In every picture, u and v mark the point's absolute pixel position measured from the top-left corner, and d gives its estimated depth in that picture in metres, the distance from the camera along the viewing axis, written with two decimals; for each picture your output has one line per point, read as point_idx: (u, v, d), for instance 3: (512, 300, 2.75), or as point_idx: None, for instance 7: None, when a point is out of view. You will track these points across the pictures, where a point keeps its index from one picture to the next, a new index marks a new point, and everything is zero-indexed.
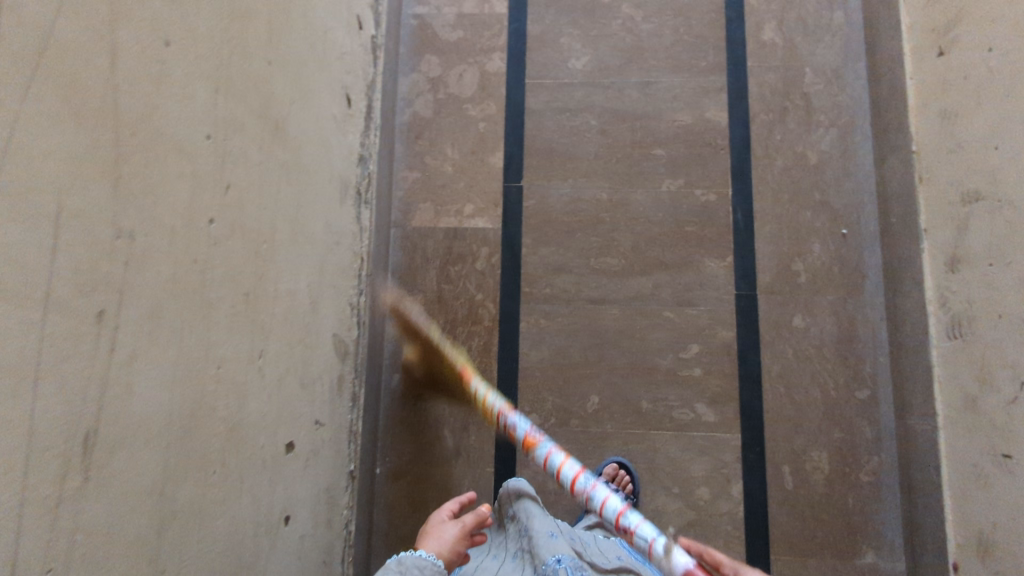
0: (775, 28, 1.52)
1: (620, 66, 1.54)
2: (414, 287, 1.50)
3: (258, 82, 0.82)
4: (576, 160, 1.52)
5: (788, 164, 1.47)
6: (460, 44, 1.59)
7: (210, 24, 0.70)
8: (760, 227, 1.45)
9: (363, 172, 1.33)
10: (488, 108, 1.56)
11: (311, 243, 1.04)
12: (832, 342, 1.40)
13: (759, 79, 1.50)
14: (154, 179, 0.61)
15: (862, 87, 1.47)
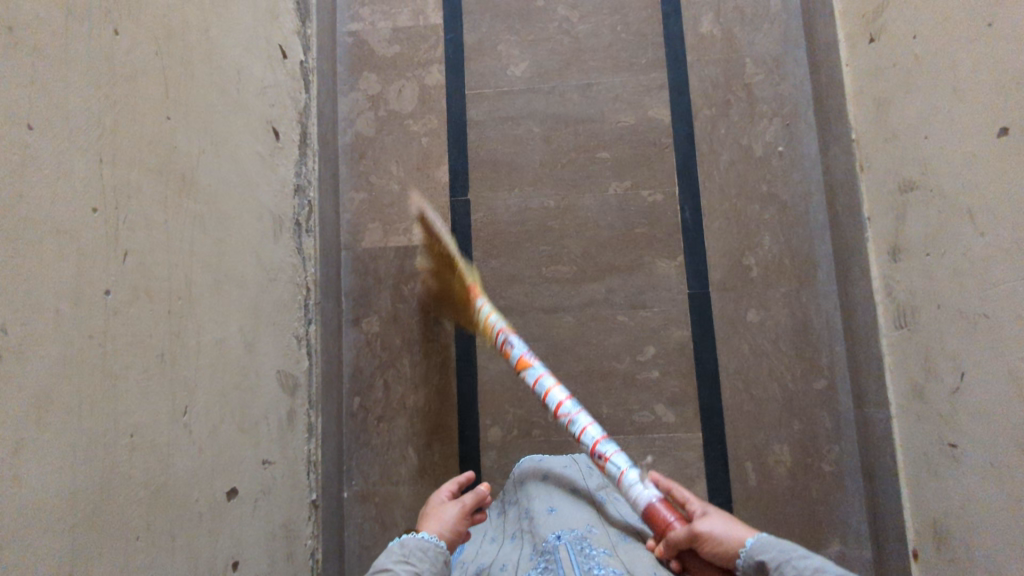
0: (712, 21, 1.50)
1: (560, 70, 1.53)
2: (368, 308, 1.50)
3: (154, 139, 0.82)
4: (521, 169, 1.51)
5: (733, 158, 1.45)
6: (398, 59, 1.57)
7: (85, 96, 0.69)
8: (709, 223, 1.44)
9: (302, 202, 1.32)
10: (430, 122, 1.54)
11: (240, 286, 1.03)
12: (788, 334, 1.39)
13: (699, 73, 1.49)
14: (26, 265, 0.60)
15: (803, 74, 1.45)
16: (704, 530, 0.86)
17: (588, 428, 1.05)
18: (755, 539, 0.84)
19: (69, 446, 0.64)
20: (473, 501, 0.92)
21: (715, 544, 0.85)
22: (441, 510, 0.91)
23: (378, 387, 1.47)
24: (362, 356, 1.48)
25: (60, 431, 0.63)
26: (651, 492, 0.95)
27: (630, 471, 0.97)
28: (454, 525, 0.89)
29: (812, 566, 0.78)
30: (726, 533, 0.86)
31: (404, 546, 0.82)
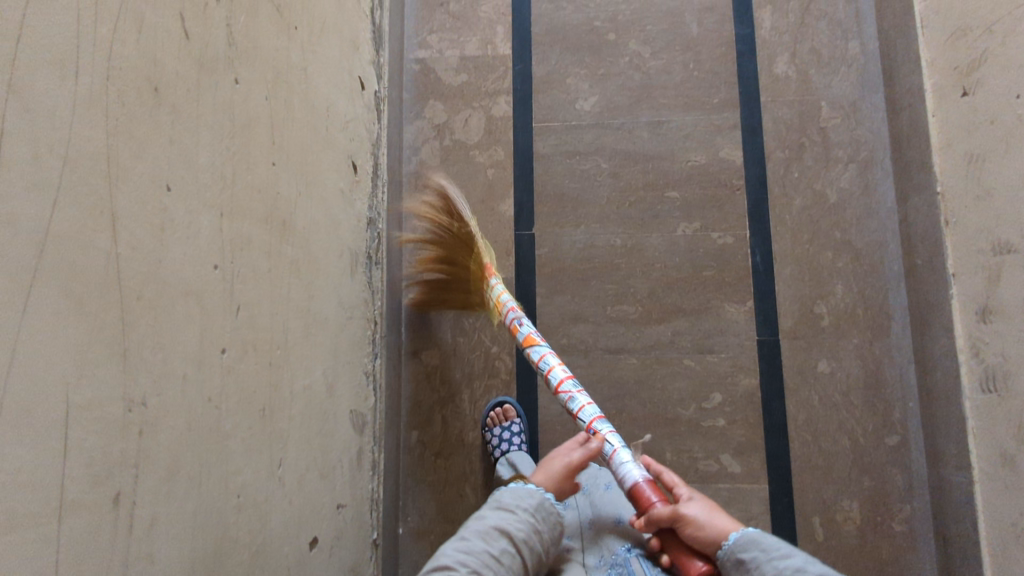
0: (788, 62, 1.48)
1: (630, 106, 1.50)
2: (429, 341, 1.48)
3: (262, 185, 0.80)
4: (588, 206, 1.49)
5: (806, 203, 1.43)
6: (465, 88, 1.55)
7: (210, 151, 0.67)
8: (780, 269, 1.42)
9: (372, 235, 1.30)
10: (496, 154, 1.52)
11: (325, 328, 1.01)
12: (860, 387, 1.36)
13: (773, 115, 1.46)
14: (162, 331, 0.58)
15: (880, 120, 1.43)
16: (687, 513, 0.84)
17: (585, 406, 1.08)
18: (741, 534, 0.80)
19: (191, 517, 0.62)
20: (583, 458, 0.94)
21: (694, 528, 0.83)
22: (552, 460, 0.92)
23: (437, 422, 1.45)
24: (421, 390, 1.46)
25: (184, 502, 0.61)
26: (644, 473, 0.93)
27: (622, 451, 0.97)
28: (563, 477, 0.91)
29: (793, 564, 0.75)
30: (709, 523, 0.83)
31: (531, 499, 0.83)
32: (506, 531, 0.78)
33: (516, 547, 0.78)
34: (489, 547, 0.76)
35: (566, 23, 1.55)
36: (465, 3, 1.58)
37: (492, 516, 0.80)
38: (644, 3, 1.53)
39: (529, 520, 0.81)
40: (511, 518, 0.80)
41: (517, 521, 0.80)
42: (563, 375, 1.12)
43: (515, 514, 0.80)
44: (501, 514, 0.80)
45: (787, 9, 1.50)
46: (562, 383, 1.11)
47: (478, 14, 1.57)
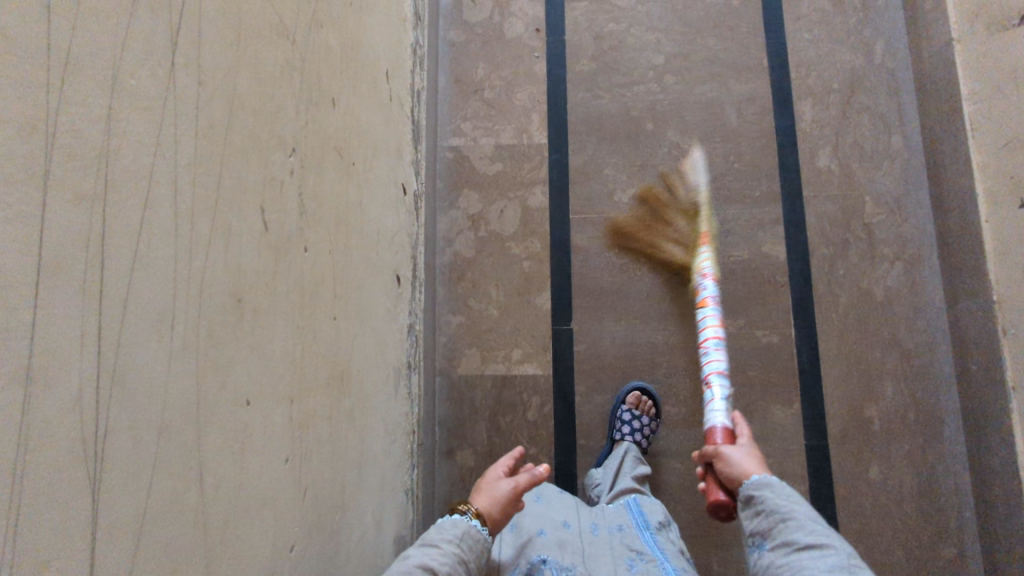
0: (830, 155, 1.46)
1: (669, 198, 1.48)
2: (463, 441, 1.42)
3: (326, 344, 0.76)
4: (628, 301, 1.45)
5: (853, 301, 1.40)
6: (500, 177, 1.53)
7: (284, 335, 0.63)
8: (827, 369, 1.38)
9: (412, 341, 1.26)
10: (532, 246, 1.49)
11: (375, 463, 0.96)
12: (913, 495, 1.31)
13: (816, 210, 1.44)
14: (242, 560, 0.53)
15: (927, 216, 1.41)
16: (723, 451, 0.91)
17: (714, 361, 1.13)
18: (758, 476, 0.86)
19: None
20: (525, 483, 0.98)
21: (725, 465, 0.90)
22: (493, 486, 0.97)
23: None
24: (456, 492, 1.41)
25: None
26: (724, 419, 1.02)
27: (719, 400, 1.07)
28: (504, 503, 0.96)
29: (791, 506, 0.83)
30: (741, 464, 0.89)
31: (455, 528, 0.89)
32: (429, 567, 0.82)
33: None
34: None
35: (603, 112, 1.53)
36: (500, 91, 1.56)
37: (415, 555, 0.84)
38: (682, 93, 1.52)
39: (454, 551, 0.86)
40: (434, 553, 0.85)
41: (440, 556, 0.84)
42: (711, 333, 1.16)
43: (439, 548, 0.85)
44: (423, 551, 0.85)
45: (828, 102, 1.48)
46: (705, 337, 1.16)
47: (512, 102, 1.56)
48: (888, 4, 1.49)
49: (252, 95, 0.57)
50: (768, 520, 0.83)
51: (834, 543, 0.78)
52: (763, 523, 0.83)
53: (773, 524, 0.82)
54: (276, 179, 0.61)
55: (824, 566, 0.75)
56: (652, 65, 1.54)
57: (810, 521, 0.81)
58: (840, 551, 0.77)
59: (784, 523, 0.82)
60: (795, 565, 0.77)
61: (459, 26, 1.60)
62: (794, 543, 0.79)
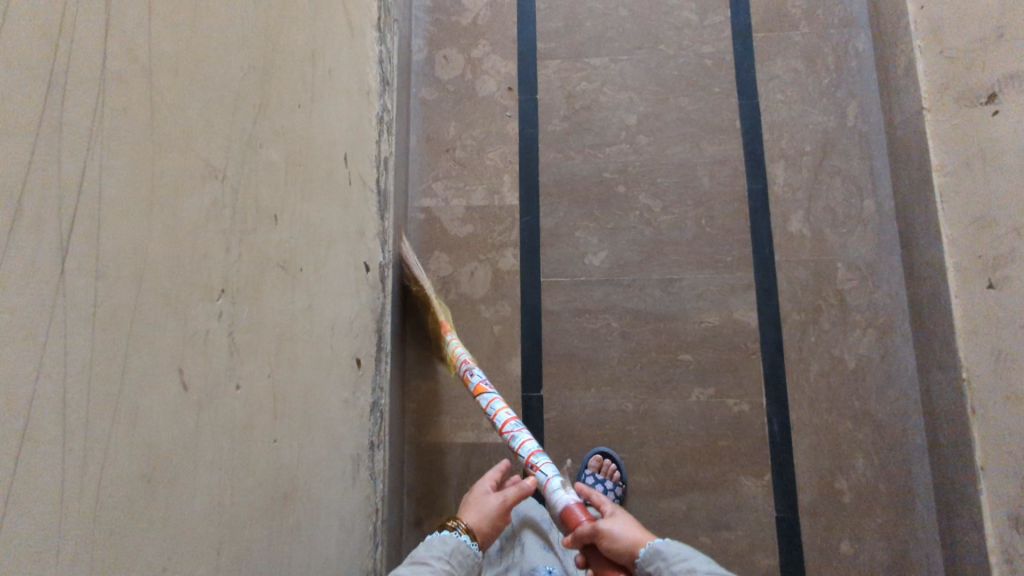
0: (802, 220, 1.45)
1: (640, 262, 1.46)
2: (432, 510, 1.41)
3: (265, 473, 0.74)
4: (598, 367, 1.43)
5: (824, 371, 1.38)
6: (471, 240, 1.51)
7: (210, 488, 0.61)
8: (799, 440, 1.36)
9: (376, 418, 1.24)
10: (502, 310, 1.48)
11: (327, 565, 0.95)
12: (884, 570, 1.30)
13: (788, 275, 1.43)
14: None
15: (899, 283, 1.39)
16: (601, 527, 0.94)
17: (527, 442, 1.17)
18: (647, 547, 0.90)
19: None
20: (513, 497, 1.08)
21: (608, 541, 0.93)
22: (483, 501, 1.06)
23: None
24: None
25: None
26: (570, 498, 1.02)
27: (556, 480, 1.07)
28: (493, 518, 1.04)
29: (686, 567, 0.86)
30: (624, 534, 0.93)
31: (446, 543, 0.95)
32: None
33: None
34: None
35: (574, 174, 1.52)
36: (471, 151, 1.55)
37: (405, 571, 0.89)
38: (654, 155, 1.51)
39: (443, 568, 0.91)
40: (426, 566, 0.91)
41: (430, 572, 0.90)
42: (504, 417, 1.21)
43: (429, 564, 0.90)
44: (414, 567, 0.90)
45: (800, 166, 1.47)
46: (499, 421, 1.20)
47: (484, 162, 1.54)
48: (861, 66, 1.49)
49: (167, 262, 0.55)
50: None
51: None
52: None
53: None
54: (198, 334, 0.60)
55: None
56: (624, 125, 1.52)
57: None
58: None
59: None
60: None
61: (431, 83, 1.59)
62: None
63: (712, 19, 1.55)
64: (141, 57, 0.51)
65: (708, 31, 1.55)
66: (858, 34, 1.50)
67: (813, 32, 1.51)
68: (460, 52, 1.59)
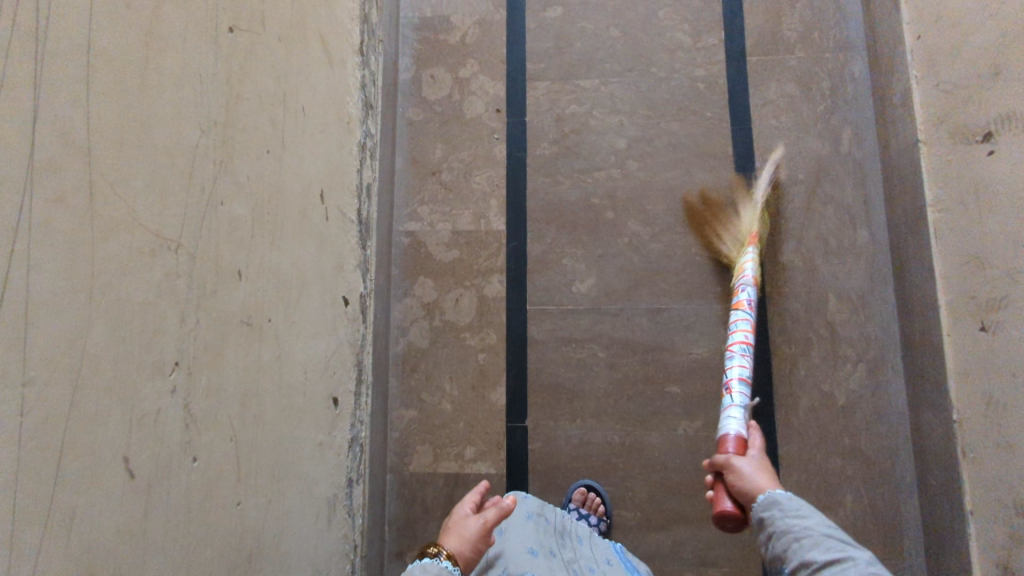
0: (794, 249, 1.42)
1: (629, 290, 1.44)
2: (414, 541, 1.39)
3: (227, 542, 0.71)
4: (584, 398, 1.41)
5: (813, 405, 1.36)
6: (457, 265, 1.49)
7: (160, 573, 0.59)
8: (786, 475, 1.34)
9: (355, 453, 1.22)
10: (487, 337, 1.45)
11: None
12: None
13: (779, 306, 1.40)
14: None
15: (891, 316, 1.37)
16: (734, 463, 0.90)
17: (735, 365, 1.14)
18: (768, 495, 0.83)
19: None
20: (494, 518, 0.96)
21: (737, 477, 0.88)
22: (463, 525, 0.96)
23: None
24: None
25: None
26: (737, 427, 1.00)
27: (735, 408, 1.05)
28: (475, 543, 0.94)
29: (803, 523, 0.78)
30: (753, 478, 0.87)
31: (427, 571, 0.85)
32: None
33: None
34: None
35: (563, 199, 1.49)
36: (458, 173, 1.52)
37: None
38: (644, 180, 1.48)
39: None
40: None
41: None
42: (739, 337, 1.18)
43: None
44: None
45: (793, 194, 1.44)
46: (733, 341, 1.18)
47: (471, 185, 1.51)
48: (856, 92, 1.46)
49: (112, 349, 0.52)
50: (781, 543, 0.79)
51: (854, 558, 0.73)
52: (775, 544, 0.79)
53: (786, 545, 0.78)
54: (148, 415, 0.57)
55: None
56: (614, 149, 1.50)
57: (825, 537, 0.76)
58: (859, 564, 0.72)
59: (798, 543, 0.77)
60: None
61: (418, 103, 1.55)
62: (810, 562, 0.75)
63: (706, 41, 1.52)
64: (81, 141, 0.48)
65: (701, 54, 1.52)
66: (854, 59, 1.47)
67: (808, 56, 1.48)
68: (447, 72, 1.56)
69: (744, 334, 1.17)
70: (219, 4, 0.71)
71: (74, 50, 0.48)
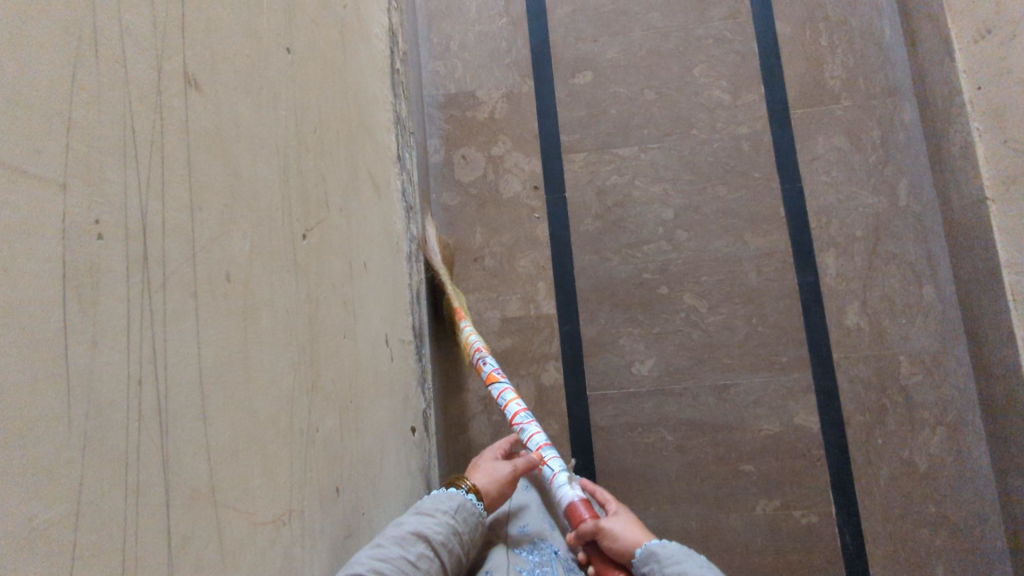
0: (859, 311, 1.37)
1: (691, 368, 1.39)
2: None
3: None
4: (656, 484, 1.37)
5: (894, 473, 1.32)
6: (510, 354, 1.44)
7: None
8: (872, 549, 1.31)
9: None
10: (549, 428, 1.41)
11: None
12: None
13: (849, 372, 1.36)
14: None
15: (967, 375, 1.32)
16: (606, 526, 0.87)
17: (536, 435, 1.07)
18: (647, 548, 0.83)
19: None
20: (523, 467, 0.97)
21: (610, 539, 0.86)
22: (493, 466, 0.94)
23: None
24: None
25: None
26: (577, 491, 0.94)
27: (562, 473, 0.98)
28: (503, 484, 0.92)
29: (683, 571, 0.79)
30: (625, 535, 0.86)
31: (452, 499, 0.81)
32: (424, 535, 0.73)
33: (435, 551, 0.73)
34: (405, 553, 0.70)
35: (614, 276, 1.44)
36: (501, 258, 1.47)
37: (410, 521, 0.74)
38: (696, 250, 1.43)
39: (449, 522, 0.77)
40: (430, 521, 0.76)
41: (436, 525, 0.75)
42: (517, 407, 1.13)
43: (434, 516, 0.76)
44: (421, 518, 0.76)
45: (852, 252, 1.39)
46: (515, 413, 1.12)
47: (516, 269, 1.46)
48: (909, 139, 1.40)
49: None
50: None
51: None
52: None
53: None
54: None
55: None
56: (661, 220, 1.44)
57: None
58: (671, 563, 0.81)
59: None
60: None
61: (452, 187, 1.50)
62: None
63: (746, 97, 1.46)
64: (206, 489, 0.44)
65: (743, 110, 1.46)
66: (903, 104, 1.41)
67: (856, 104, 1.42)
68: (479, 151, 1.50)
69: (518, 403, 1.13)
70: (293, 215, 0.66)
71: (186, 388, 0.43)
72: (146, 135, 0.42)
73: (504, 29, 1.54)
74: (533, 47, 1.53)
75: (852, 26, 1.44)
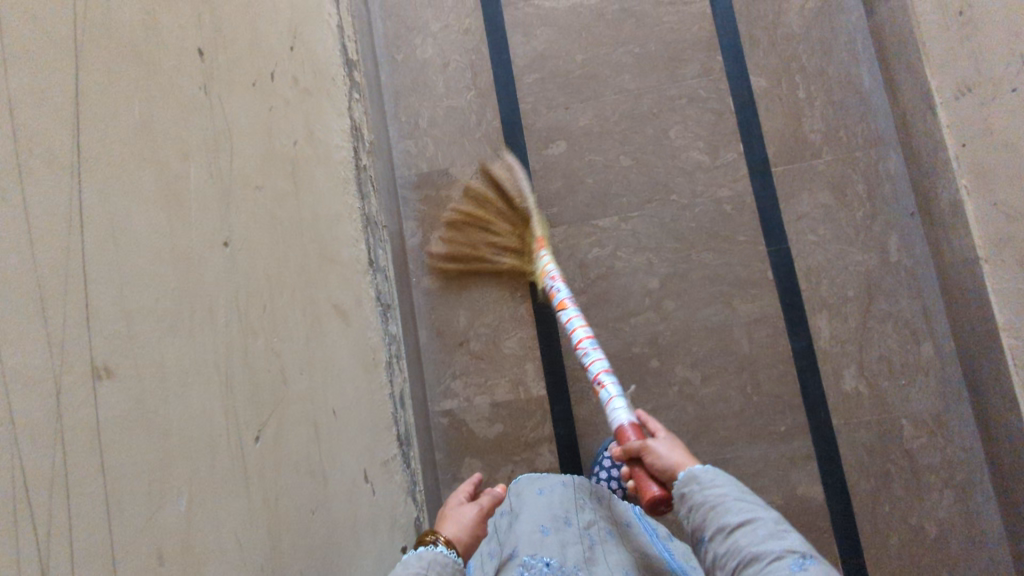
0: (856, 374, 1.34)
1: (688, 444, 1.36)
2: None
3: None
4: None
5: (904, 541, 1.29)
6: (502, 440, 1.41)
7: None
8: None
9: None
10: None
11: None
12: None
13: (850, 439, 1.32)
14: None
15: (972, 435, 1.28)
16: (648, 445, 0.83)
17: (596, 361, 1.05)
18: (687, 472, 0.78)
19: None
20: (489, 504, 0.92)
21: (653, 457, 0.82)
22: (458, 511, 0.89)
23: None
24: None
25: None
26: (629, 417, 0.93)
27: (617, 398, 0.97)
28: (472, 527, 0.88)
29: (718, 492, 0.75)
30: (669, 455, 0.81)
31: (422, 559, 0.79)
32: None
33: None
34: None
35: (603, 352, 1.41)
36: (486, 340, 1.44)
37: None
38: (685, 320, 1.39)
39: None
40: None
41: None
42: (583, 334, 1.08)
43: None
44: None
45: (845, 313, 1.35)
46: (579, 338, 1.08)
47: (503, 351, 1.43)
48: (896, 191, 1.36)
49: None
50: (700, 513, 0.75)
51: (765, 515, 0.72)
52: (739, 534, 0.71)
53: (721, 524, 0.73)
54: None
55: (716, 514, 0.74)
56: (647, 291, 1.41)
57: (740, 500, 0.74)
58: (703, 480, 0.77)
59: (714, 510, 0.74)
60: (730, 549, 0.71)
61: (432, 270, 1.47)
62: (727, 526, 0.72)
63: (725, 157, 1.42)
64: None
65: (722, 172, 1.41)
66: (888, 154, 1.37)
67: (838, 158, 1.38)
68: None
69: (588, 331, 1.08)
70: None
71: None
72: (47, 473, 0.49)
73: (472, 103, 1.51)
74: (504, 119, 1.49)
75: (829, 76, 1.40)
